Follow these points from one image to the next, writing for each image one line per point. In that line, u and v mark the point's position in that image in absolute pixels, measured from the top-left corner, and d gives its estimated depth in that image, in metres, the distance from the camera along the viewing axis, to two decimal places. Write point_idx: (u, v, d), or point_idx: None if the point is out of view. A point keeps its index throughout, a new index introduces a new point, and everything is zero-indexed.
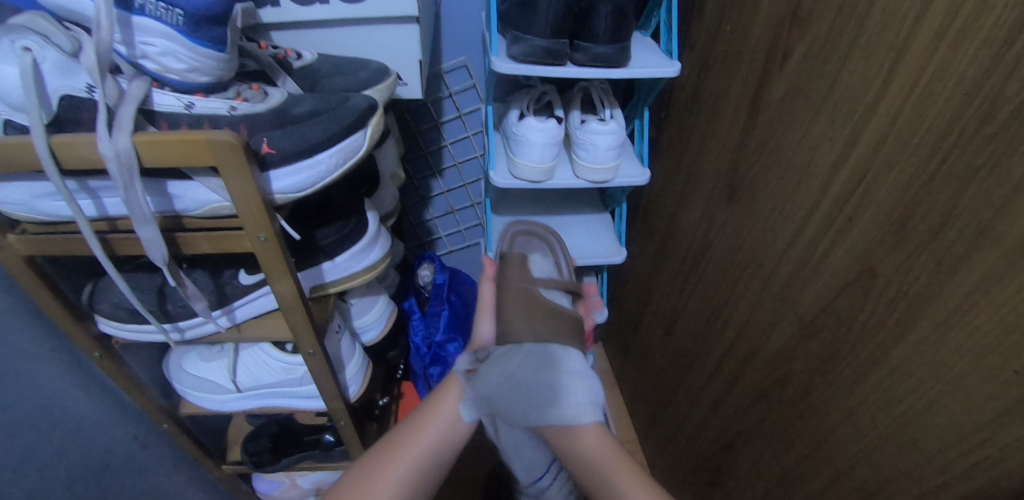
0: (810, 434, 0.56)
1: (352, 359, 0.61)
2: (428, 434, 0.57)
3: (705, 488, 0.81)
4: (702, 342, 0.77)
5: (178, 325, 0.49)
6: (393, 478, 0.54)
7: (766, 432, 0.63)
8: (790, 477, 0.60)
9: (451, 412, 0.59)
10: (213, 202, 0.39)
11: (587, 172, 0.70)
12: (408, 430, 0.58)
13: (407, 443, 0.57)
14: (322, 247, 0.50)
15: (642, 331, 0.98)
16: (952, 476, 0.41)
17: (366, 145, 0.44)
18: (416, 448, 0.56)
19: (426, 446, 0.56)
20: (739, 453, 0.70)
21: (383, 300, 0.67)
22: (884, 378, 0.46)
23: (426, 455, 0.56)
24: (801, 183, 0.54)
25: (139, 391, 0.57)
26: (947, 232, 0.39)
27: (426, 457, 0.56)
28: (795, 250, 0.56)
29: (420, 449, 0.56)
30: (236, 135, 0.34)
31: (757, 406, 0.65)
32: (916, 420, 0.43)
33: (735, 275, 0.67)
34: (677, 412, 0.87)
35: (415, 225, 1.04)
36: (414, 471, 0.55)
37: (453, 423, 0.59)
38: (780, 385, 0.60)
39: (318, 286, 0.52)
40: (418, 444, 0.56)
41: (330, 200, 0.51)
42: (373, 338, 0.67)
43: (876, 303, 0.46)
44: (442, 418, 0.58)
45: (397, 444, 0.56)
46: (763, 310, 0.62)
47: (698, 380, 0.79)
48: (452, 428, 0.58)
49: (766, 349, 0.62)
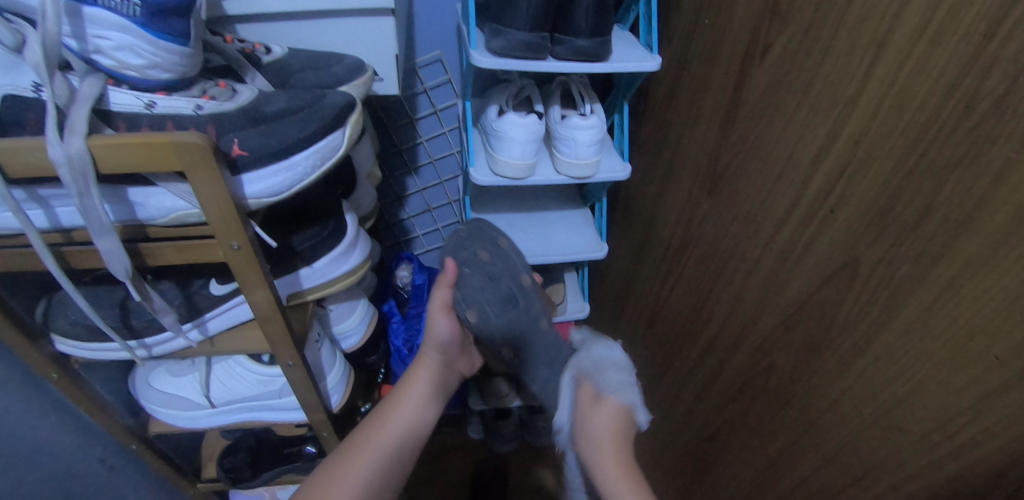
0: (793, 423, 0.56)
1: (333, 367, 0.59)
2: (387, 435, 0.59)
3: (689, 478, 0.81)
4: (685, 335, 0.77)
5: (144, 341, 0.46)
6: (356, 479, 0.55)
7: (751, 423, 0.64)
8: (775, 465, 0.60)
9: (415, 409, 0.62)
10: (180, 209, 0.36)
11: (569, 167, 0.69)
12: (365, 434, 0.58)
13: (367, 443, 0.58)
14: (299, 252, 0.47)
15: (624, 324, 0.98)
16: (933, 460, 0.42)
17: (345, 145, 0.42)
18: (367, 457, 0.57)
19: (386, 445, 0.58)
20: (723, 444, 0.71)
21: (363, 304, 0.65)
22: (866, 367, 0.46)
23: (383, 456, 0.58)
24: (782, 175, 0.55)
25: (103, 411, 0.53)
26: (928, 222, 0.40)
27: (383, 461, 0.57)
28: (777, 243, 0.56)
29: (379, 447, 0.58)
30: (205, 137, 0.32)
31: (741, 397, 0.65)
32: (898, 408, 0.44)
33: (718, 269, 0.67)
34: (661, 404, 0.87)
35: (391, 225, 1.01)
36: (370, 472, 0.56)
37: (409, 432, 0.60)
38: (763, 376, 0.61)
39: (296, 293, 0.49)
40: (374, 446, 0.58)
41: (305, 204, 0.49)
42: (353, 344, 0.65)
43: (858, 295, 0.46)
44: (401, 426, 0.60)
45: (357, 445, 0.57)
46: (745, 303, 0.63)
47: (681, 373, 0.80)
48: (406, 436, 0.60)
49: (749, 339, 0.63)
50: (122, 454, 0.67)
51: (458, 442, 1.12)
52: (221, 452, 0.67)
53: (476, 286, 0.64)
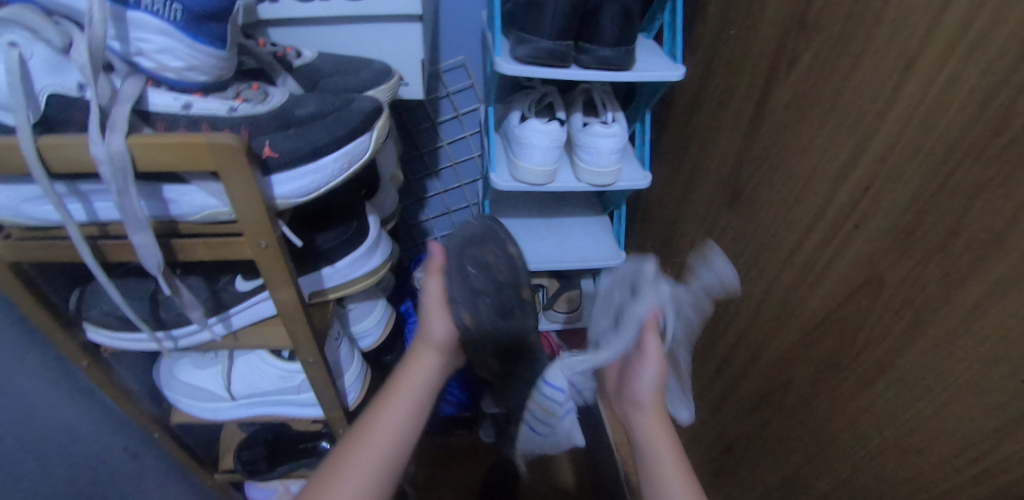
0: (812, 442, 0.55)
1: (350, 365, 0.59)
2: (379, 443, 0.55)
3: (704, 492, 0.80)
4: (702, 346, 0.77)
5: (171, 333, 0.47)
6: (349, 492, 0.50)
7: (767, 439, 0.63)
8: (791, 483, 0.59)
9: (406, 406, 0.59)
10: (211, 207, 0.37)
11: (589, 174, 0.69)
12: (356, 442, 0.53)
13: (364, 455, 0.53)
14: (323, 251, 0.48)
15: None
16: (955, 485, 0.40)
17: (372, 148, 0.42)
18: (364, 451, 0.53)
19: (386, 448, 0.54)
20: (739, 458, 0.70)
21: (381, 304, 0.66)
22: (888, 387, 0.45)
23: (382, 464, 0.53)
24: (806, 188, 0.54)
25: (128, 400, 0.55)
26: (955, 242, 0.39)
27: (381, 474, 0.53)
28: (799, 257, 0.55)
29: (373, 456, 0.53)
30: (238, 138, 0.33)
31: (757, 411, 0.65)
32: (921, 430, 0.43)
33: (738, 281, 0.67)
34: (676, 415, 0.87)
35: (411, 227, 1.02)
36: (369, 487, 0.51)
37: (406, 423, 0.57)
38: (781, 391, 0.60)
39: (318, 291, 0.50)
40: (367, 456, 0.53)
41: (330, 204, 0.50)
42: (370, 344, 0.66)
43: (881, 313, 0.46)
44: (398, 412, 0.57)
45: (346, 455, 0.52)
46: (765, 315, 0.62)
47: (696, 384, 0.79)
48: (403, 426, 0.56)
49: (767, 353, 0.62)
50: (144, 443, 0.69)
51: (469, 445, 1.12)
52: (239, 444, 0.68)
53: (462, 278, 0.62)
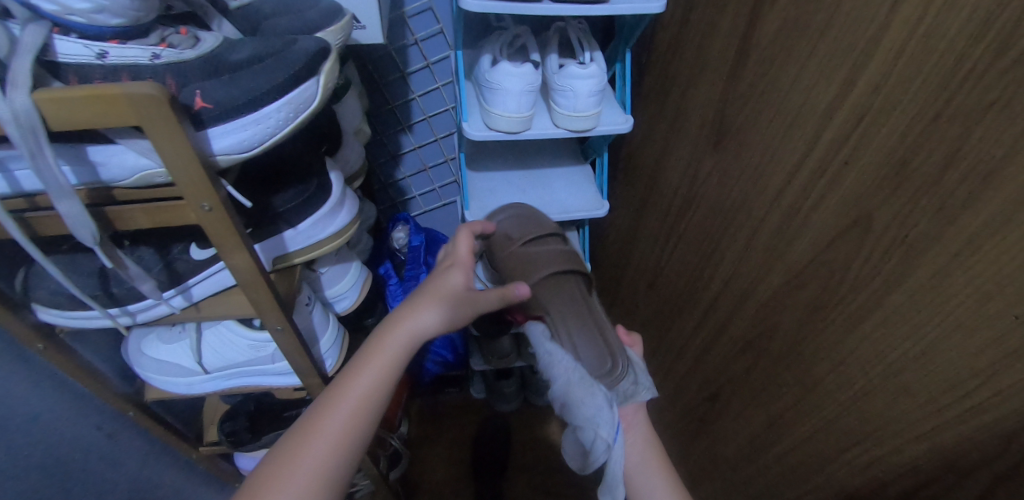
0: (796, 384, 0.55)
1: (326, 330, 0.58)
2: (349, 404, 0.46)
3: (689, 436, 0.82)
4: (686, 295, 0.76)
5: (126, 308, 0.44)
6: (309, 461, 0.42)
7: (752, 384, 0.63)
8: (774, 425, 0.60)
9: (363, 391, 0.46)
10: (144, 168, 0.34)
11: (566, 120, 0.65)
12: (327, 404, 0.45)
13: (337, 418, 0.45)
14: (282, 214, 0.45)
15: (625, 285, 0.97)
16: (942, 421, 0.40)
17: (320, 95, 0.39)
18: (333, 418, 0.44)
19: (356, 404, 0.45)
20: (724, 403, 0.70)
21: (355, 266, 0.63)
22: (874, 328, 0.44)
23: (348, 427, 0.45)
24: (793, 126, 0.51)
25: (95, 380, 0.53)
26: (951, 173, 0.36)
27: (350, 433, 0.44)
28: (785, 199, 0.53)
29: (343, 418, 0.45)
30: (159, 87, 0.29)
31: (742, 356, 0.64)
32: (908, 369, 0.42)
33: (723, 227, 0.65)
34: (661, 365, 0.87)
35: (386, 186, 0.99)
36: (333, 455, 0.43)
37: (365, 409, 0.45)
38: (766, 336, 0.59)
39: (282, 257, 0.48)
40: (336, 421, 0.44)
41: (286, 156, 0.46)
42: (347, 308, 0.64)
43: (869, 253, 0.44)
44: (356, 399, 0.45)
45: (315, 418, 0.44)
46: (750, 260, 0.60)
47: (681, 332, 0.79)
48: (378, 394, 0.46)
49: (752, 299, 0.61)
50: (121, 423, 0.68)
51: (460, 401, 1.17)
52: (222, 416, 0.67)
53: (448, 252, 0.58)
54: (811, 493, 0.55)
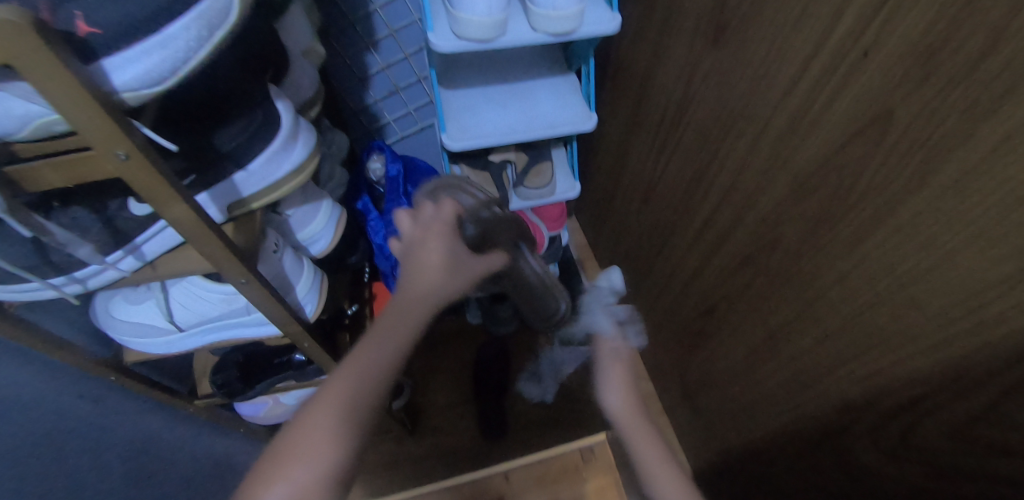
0: (798, 298, 0.53)
1: (300, 276, 0.54)
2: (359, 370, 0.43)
3: (685, 349, 0.82)
4: (682, 210, 0.73)
5: (73, 276, 0.40)
6: (318, 434, 0.39)
7: (750, 298, 0.61)
8: (773, 338, 0.59)
9: (375, 358, 0.44)
10: (39, 116, 0.28)
11: (544, 21, 0.57)
12: (335, 373, 0.42)
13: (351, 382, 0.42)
14: (226, 154, 0.41)
15: (618, 201, 0.93)
16: (952, 334, 0.38)
17: (235, 7, 0.33)
18: (347, 382, 0.41)
19: (368, 369, 0.43)
20: (720, 318, 0.69)
21: (327, 204, 0.59)
22: (887, 239, 0.41)
23: (355, 392, 0.41)
24: (804, 14, 0.44)
25: (65, 349, 0.50)
26: (991, 60, 0.31)
27: (364, 400, 0.42)
28: (793, 100, 0.48)
29: (355, 386, 0.41)
30: (20, 11, 0.22)
31: (741, 272, 0.62)
32: (921, 280, 0.39)
33: (722, 135, 0.60)
34: (657, 281, 0.86)
35: (358, 112, 0.91)
36: (349, 425, 0.40)
37: (378, 377, 0.43)
38: (766, 251, 0.56)
39: (238, 202, 0.44)
40: (347, 390, 0.41)
41: (216, 82, 0.37)
42: (322, 249, 0.61)
43: (887, 157, 0.40)
44: (370, 366, 0.43)
45: (326, 385, 0.42)
46: (752, 170, 0.56)
47: (677, 248, 0.76)
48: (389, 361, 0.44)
49: (753, 212, 0.57)
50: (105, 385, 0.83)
51: (458, 328, 1.18)
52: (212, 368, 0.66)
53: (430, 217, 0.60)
54: (806, 403, 0.56)
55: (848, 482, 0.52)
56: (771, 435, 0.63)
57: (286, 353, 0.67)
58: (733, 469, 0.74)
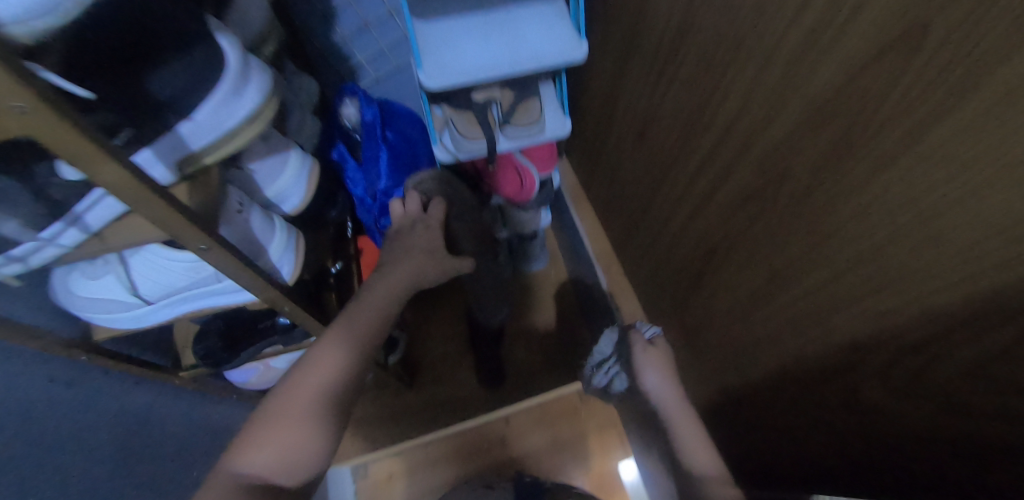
0: (808, 234, 0.50)
1: (272, 236, 0.51)
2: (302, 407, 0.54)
3: (684, 290, 0.80)
4: (682, 145, 0.68)
5: (12, 255, 0.42)
6: (285, 434, 0.53)
7: (756, 235, 0.58)
8: (778, 277, 0.56)
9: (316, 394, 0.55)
10: None
11: None
12: (281, 406, 0.54)
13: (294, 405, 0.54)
14: (166, 102, 0.41)
15: (612, 138, 0.88)
16: (976, 271, 0.35)
17: None
18: (289, 416, 0.54)
19: (306, 408, 0.54)
20: (723, 257, 0.67)
21: (294, 157, 0.54)
22: (912, 168, 0.37)
23: (301, 420, 0.54)
24: None
25: (24, 332, 0.47)
26: None
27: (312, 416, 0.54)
28: (809, 14, 0.42)
29: (291, 417, 0.54)
30: None
31: (746, 209, 0.59)
32: (947, 213, 0.36)
33: (727, 59, 0.54)
34: (655, 221, 0.82)
35: (325, 52, 0.83)
36: (291, 440, 0.53)
37: (314, 411, 0.54)
38: (775, 185, 0.52)
39: (191, 157, 0.43)
40: (286, 422, 0.53)
41: (132, 24, 0.37)
42: (295, 207, 0.56)
43: (919, 75, 0.35)
44: (306, 400, 0.54)
45: (275, 414, 0.54)
46: (760, 97, 0.51)
47: (677, 186, 0.72)
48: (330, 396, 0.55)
49: (761, 143, 0.53)
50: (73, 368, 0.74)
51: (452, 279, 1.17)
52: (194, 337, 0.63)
53: (417, 227, 0.70)
54: (812, 343, 0.54)
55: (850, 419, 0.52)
56: (771, 372, 0.63)
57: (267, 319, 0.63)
58: (732, 405, 0.75)
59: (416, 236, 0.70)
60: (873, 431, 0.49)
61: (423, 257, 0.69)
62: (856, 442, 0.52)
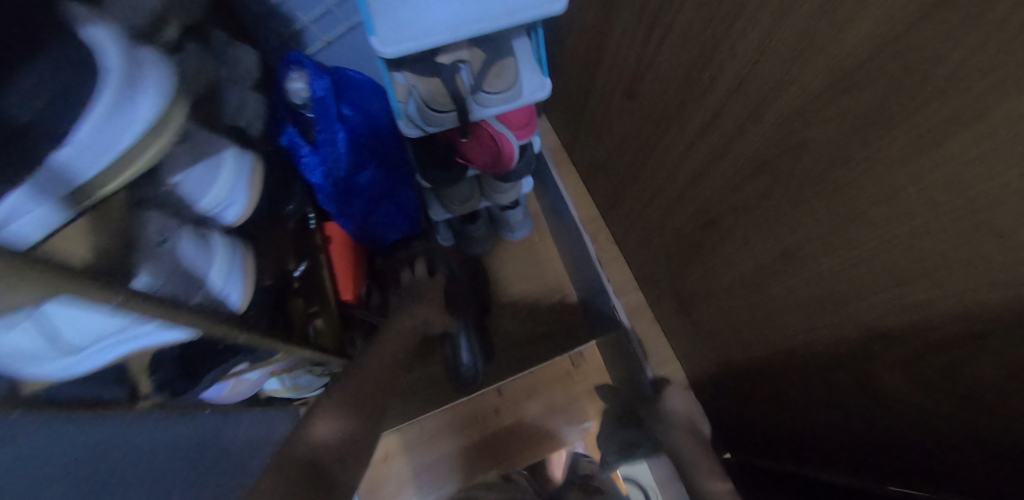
0: (829, 213, 0.44)
1: (209, 261, 0.47)
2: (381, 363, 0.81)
3: (680, 260, 0.75)
4: (679, 106, 0.60)
5: None
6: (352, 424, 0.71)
7: (765, 209, 0.52)
8: (790, 255, 0.51)
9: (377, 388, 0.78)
10: None
11: None
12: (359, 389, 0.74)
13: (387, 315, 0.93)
14: (26, 128, 0.31)
15: (596, 95, 0.79)
16: None
17: None
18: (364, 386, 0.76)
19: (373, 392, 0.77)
20: (725, 230, 0.61)
21: (227, 163, 0.49)
22: (967, 147, 0.31)
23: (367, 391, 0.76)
24: None
25: None
26: None
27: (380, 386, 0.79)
28: None
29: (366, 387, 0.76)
30: None
31: (754, 180, 0.52)
32: (1005, 203, 0.30)
33: (734, 7, 0.45)
34: (647, 187, 0.76)
35: (259, 16, 0.71)
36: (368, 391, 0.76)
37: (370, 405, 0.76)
38: (791, 156, 0.46)
39: (77, 190, 0.34)
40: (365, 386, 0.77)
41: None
42: (236, 220, 0.52)
43: (982, 36, 0.28)
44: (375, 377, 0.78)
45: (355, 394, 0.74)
46: (775, 54, 0.43)
47: (672, 151, 0.65)
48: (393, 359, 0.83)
49: (774, 108, 0.46)
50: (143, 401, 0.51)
51: None
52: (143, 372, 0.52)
53: (425, 284, 1.00)
54: (822, 326, 0.51)
55: (851, 401, 0.51)
56: (767, 348, 0.62)
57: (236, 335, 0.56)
58: (724, 373, 0.75)
59: (433, 291, 1.00)
60: (873, 416, 0.49)
61: (438, 311, 1.00)
62: (858, 422, 0.52)
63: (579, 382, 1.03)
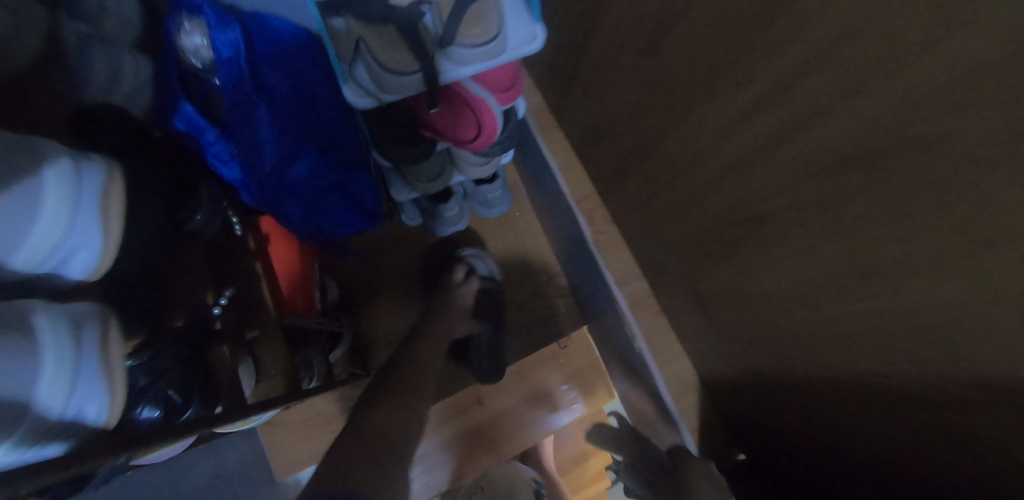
0: (937, 237, 0.32)
1: (49, 366, 0.34)
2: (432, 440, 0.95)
3: (699, 253, 0.63)
4: (716, 72, 0.46)
5: None
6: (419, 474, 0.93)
7: (832, 216, 0.40)
8: (863, 275, 0.39)
9: (424, 459, 0.94)
10: None
11: None
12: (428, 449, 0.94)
13: (421, 336, 0.82)
14: None
15: (598, 48, 0.63)
16: None
17: None
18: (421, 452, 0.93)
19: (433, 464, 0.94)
20: (767, 231, 0.49)
21: (65, 210, 0.36)
22: None
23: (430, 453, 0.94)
24: None
25: None
26: None
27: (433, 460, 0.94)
28: None
29: (426, 453, 0.94)
30: None
31: (819, 179, 0.39)
32: None
33: None
34: (663, 166, 0.62)
35: None
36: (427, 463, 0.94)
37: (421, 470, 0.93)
38: (883, 156, 0.33)
39: None
40: (423, 454, 0.94)
41: None
42: (91, 272, 0.41)
43: None
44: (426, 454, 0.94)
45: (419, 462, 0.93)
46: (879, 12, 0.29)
47: (701, 127, 0.52)
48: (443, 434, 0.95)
49: (865, 88, 0.32)
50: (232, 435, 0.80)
51: (398, 233, 0.98)
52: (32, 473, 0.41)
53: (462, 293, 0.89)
54: (895, 358, 0.40)
55: (928, 445, 0.41)
56: (810, 380, 0.52)
57: (148, 394, 0.45)
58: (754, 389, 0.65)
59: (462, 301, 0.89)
60: (934, 465, 0.41)
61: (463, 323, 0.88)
62: (881, 451, 0.46)
63: (568, 362, 0.99)
